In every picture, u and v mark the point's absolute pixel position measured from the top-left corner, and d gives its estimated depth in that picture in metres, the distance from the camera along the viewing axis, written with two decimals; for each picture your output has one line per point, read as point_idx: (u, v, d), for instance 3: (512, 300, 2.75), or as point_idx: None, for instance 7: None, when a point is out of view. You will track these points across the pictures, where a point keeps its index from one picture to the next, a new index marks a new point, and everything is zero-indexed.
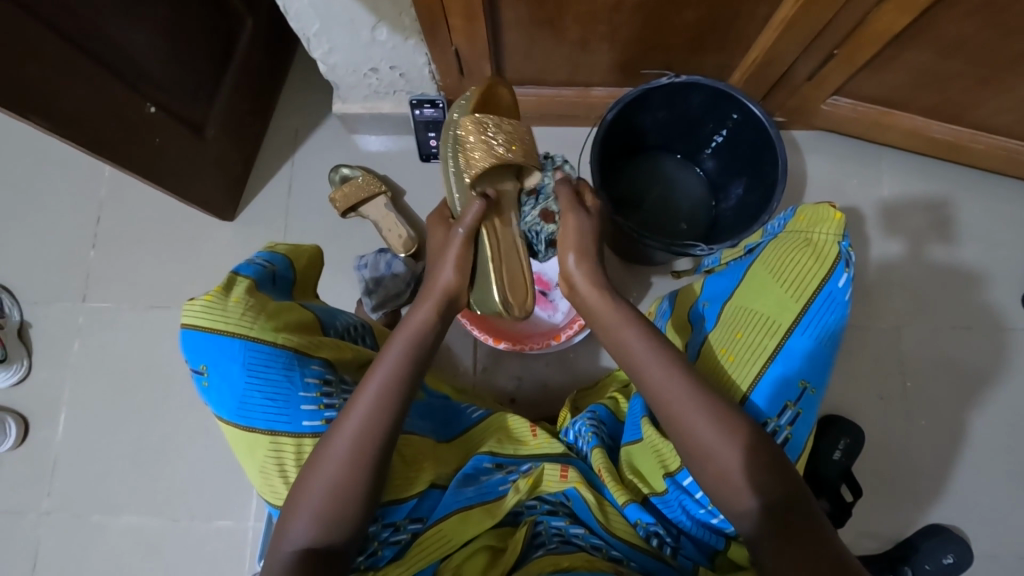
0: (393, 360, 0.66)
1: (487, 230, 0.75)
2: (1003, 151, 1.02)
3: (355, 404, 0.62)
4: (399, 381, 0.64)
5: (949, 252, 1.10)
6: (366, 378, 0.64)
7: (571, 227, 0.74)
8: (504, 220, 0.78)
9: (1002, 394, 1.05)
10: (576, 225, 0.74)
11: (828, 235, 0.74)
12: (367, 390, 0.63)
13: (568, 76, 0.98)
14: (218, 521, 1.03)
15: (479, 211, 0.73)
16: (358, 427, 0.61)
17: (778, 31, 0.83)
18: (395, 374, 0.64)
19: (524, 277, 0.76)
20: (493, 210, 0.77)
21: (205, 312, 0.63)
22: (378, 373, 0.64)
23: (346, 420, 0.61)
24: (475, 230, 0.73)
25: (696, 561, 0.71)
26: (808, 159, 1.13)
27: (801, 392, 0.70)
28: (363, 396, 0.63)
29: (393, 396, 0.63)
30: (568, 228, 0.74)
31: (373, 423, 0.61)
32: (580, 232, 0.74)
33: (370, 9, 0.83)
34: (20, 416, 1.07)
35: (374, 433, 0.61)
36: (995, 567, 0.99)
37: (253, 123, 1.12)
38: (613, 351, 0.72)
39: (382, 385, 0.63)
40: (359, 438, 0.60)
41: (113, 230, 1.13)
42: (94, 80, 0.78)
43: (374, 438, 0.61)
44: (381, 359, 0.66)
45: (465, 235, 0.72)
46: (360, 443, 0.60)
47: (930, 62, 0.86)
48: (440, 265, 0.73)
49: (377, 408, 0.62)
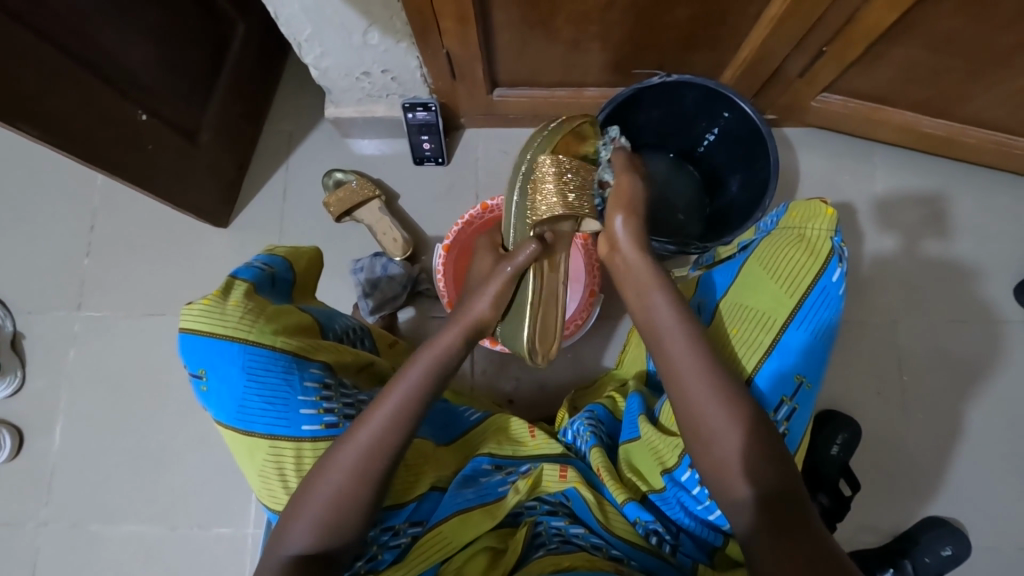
0: (414, 378, 0.66)
1: (535, 273, 0.75)
2: (993, 145, 1.02)
3: (370, 417, 0.62)
4: (418, 400, 0.64)
5: (942, 246, 1.10)
6: (384, 393, 0.64)
7: (622, 187, 0.75)
8: (554, 263, 0.77)
9: (997, 386, 1.05)
10: (626, 186, 0.75)
11: (821, 230, 0.75)
12: (384, 404, 0.63)
13: (561, 76, 0.98)
14: (217, 528, 1.02)
15: (531, 252, 0.74)
16: (370, 440, 0.61)
17: (768, 29, 0.83)
18: (415, 392, 0.65)
19: (556, 324, 0.78)
20: (545, 253, 0.76)
21: (203, 315, 0.63)
22: (398, 390, 0.64)
23: (361, 431, 0.61)
24: (522, 271, 0.74)
25: (696, 558, 0.71)
26: (800, 155, 1.13)
27: (796, 386, 0.71)
28: (380, 411, 0.63)
29: (412, 410, 0.64)
30: (620, 188, 0.75)
31: (387, 436, 0.61)
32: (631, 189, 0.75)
33: (362, 12, 0.83)
34: (16, 426, 1.06)
35: (388, 443, 0.61)
36: (993, 558, 1.00)
37: (246, 128, 1.12)
38: (640, 322, 0.72)
39: (401, 402, 0.63)
40: (370, 450, 0.60)
41: (106, 238, 1.13)
42: (86, 88, 0.78)
43: (386, 452, 0.61)
44: (403, 374, 0.67)
45: (511, 274, 0.74)
46: (371, 455, 0.60)
47: (920, 58, 0.87)
48: (476, 295, 0.75)
49: (395, 421, 0.62)
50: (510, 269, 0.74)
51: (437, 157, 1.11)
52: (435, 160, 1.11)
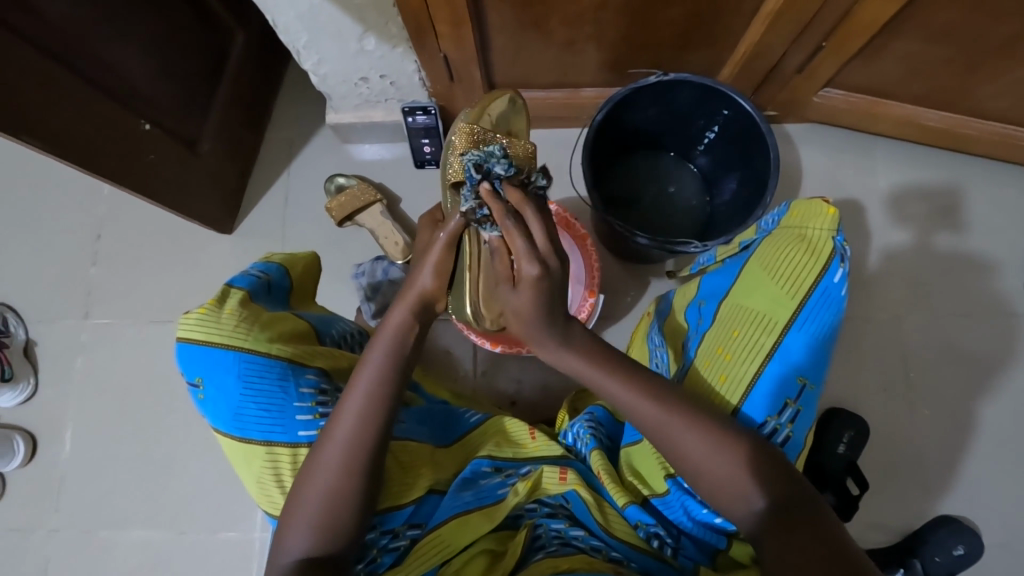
0: (373, 367, 0.64)
1: (470, 237, 0.69)
2: (999, 136, 1.01)
3: (341, 413, 0.61)
4: (382, 391, 0.63)
5: (949, 239, 1.09)
6: (349, 387, 0.63)
7: (524, 297, 0.63)
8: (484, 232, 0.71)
9: (1006, 381, 1.04)
10: (530, 286, 0.62)
11: (822, 230, 0.74)
12: (350, 397, 0.62)
13: (558, 78, 0.98)
14: (224, 532, 1.03)
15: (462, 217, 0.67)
16: (347, 436, 0.60)
17: (764, 25, 0.83)
18: (375, 382, 0.63)
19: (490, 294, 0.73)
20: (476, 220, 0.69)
21: (199, 324, 0.64)
22: (360, 381, 0.63)
23: (337, 427, 0.61)
24: (457, 236, 0.68)
25: (698, 561, 0.71)
26: (802, 151, 1.12)
27: (800, 388, 0.70)
28: (348, 405, 0.62)
29: (379, 404, 0.62)
30: (523, 288, 0.63)
31: (362, 432, 0.60)
32: (535, 290, 0.62)
33: (357, 19, 0.84)
34: (28, 433, 1.08)
35: (366, 439, 0.60)
36: (1006, 557, 0.98)
37: (248, 135, 1.13)
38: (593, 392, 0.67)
39: (364, 396, 0.62)
40: (349, 448, 0.60)
41: (113, 246, 1.14)
42: (86, 100, 0.79)
43: (364, 450, 0.60)
44: (363, 363, 0.65)
45: (447, 241, 0.68)
46: (351, 452, 0.60)
47: (920, 50, 0.86)
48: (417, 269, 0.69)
49: (364, 416, 0.61)
50: (444, 235, 0.68)
51: (438, 160, 1.11)
52: (436, 163, 1.12)
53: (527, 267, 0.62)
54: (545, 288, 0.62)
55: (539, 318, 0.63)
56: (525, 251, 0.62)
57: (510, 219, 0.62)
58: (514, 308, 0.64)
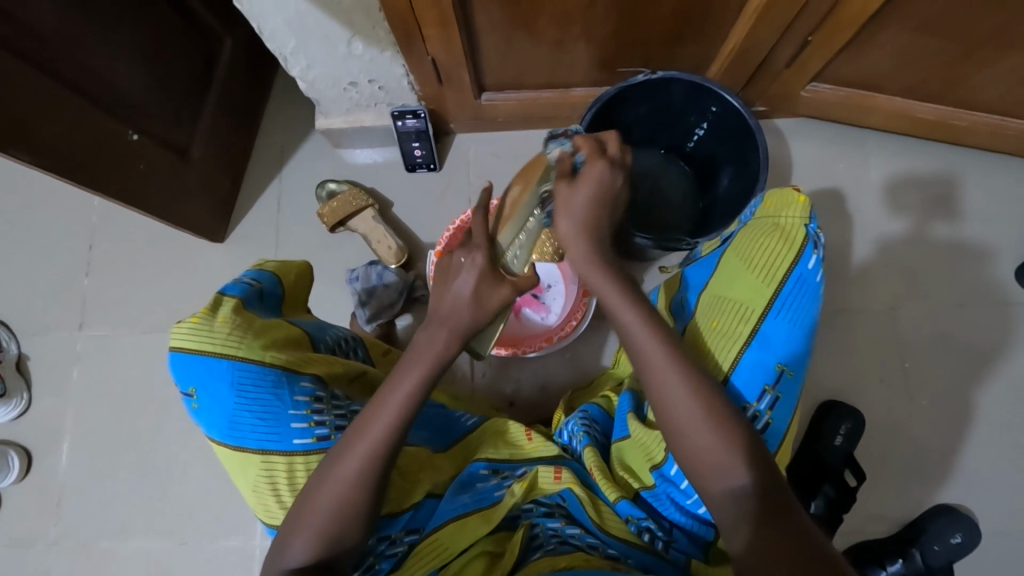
0: (404, 392, 0.62)
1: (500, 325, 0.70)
2: (987, 125, 1.01)
3: (368, 428, 0.60)
4: (409, 415, 0.62)
5: (943, 229, 1.09)
6: (374, 407, 0.62)
7: (583, 193, 0.65)
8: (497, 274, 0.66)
9: (1002, 369, 1.04)
10: (596, 179, 0.65)
11: (794, 218, 0.74)
12: (380, 417, 0.61)
13: (547, 77, 0.98)
14: (225, 541, 1.03)
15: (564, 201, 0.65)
16: (368, 453, 0.60)
17: (752, 21, 0.83)
18: (405, 407, 0.62)
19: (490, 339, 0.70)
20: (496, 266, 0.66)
21: (192, 333, 0.63)
22: (391, 404, 0.62)
23: (358, 444, 0.60)
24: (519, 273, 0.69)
25: (690, 554, 0.71)
26: (792, 145, 1.13)
27: (778, 375, 0.69)
28: (376, 426, 0.61)
29: (402, 430, 0.61)
30: (585, 183, 0.65)
31: (381, 454, 0.60)
32: (596, 186, 0.65)
33: (344, 23, 0.84)
34: (24, 448, 1.08)
35: (384, 459, 0.60)
36: (1005, 544, 0.99)
37: (238, 142, 1.12)
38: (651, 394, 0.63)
39: (395, 419, 0.61)
40: (368, 466, 0.59)
41: (105, 257, 1.14)
42: (76, 112, 0.79)
43: (381, 470, 0.60)
44: (390, 386, 0.63)
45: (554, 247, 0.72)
46: (370, 469, 0.59)
47: (907, 42, 0.86)
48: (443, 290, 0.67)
49: (386, 440, 0.60)
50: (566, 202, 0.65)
51: (429, 162, 1.11)
52: (427, 166, 1.12)
53: (594, 163, 0.65)
54: (603, 187, 0.65)
55: (593, 221, 0.65)
56: (595, 149, 0.66)
57: (587, 138, 0.68)
58: (565, 208, 0.65)
